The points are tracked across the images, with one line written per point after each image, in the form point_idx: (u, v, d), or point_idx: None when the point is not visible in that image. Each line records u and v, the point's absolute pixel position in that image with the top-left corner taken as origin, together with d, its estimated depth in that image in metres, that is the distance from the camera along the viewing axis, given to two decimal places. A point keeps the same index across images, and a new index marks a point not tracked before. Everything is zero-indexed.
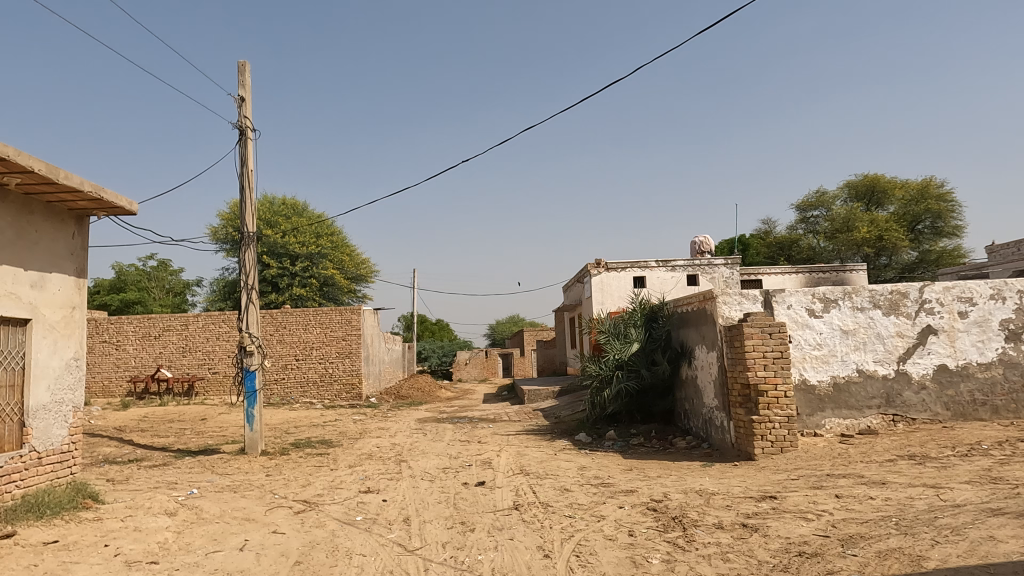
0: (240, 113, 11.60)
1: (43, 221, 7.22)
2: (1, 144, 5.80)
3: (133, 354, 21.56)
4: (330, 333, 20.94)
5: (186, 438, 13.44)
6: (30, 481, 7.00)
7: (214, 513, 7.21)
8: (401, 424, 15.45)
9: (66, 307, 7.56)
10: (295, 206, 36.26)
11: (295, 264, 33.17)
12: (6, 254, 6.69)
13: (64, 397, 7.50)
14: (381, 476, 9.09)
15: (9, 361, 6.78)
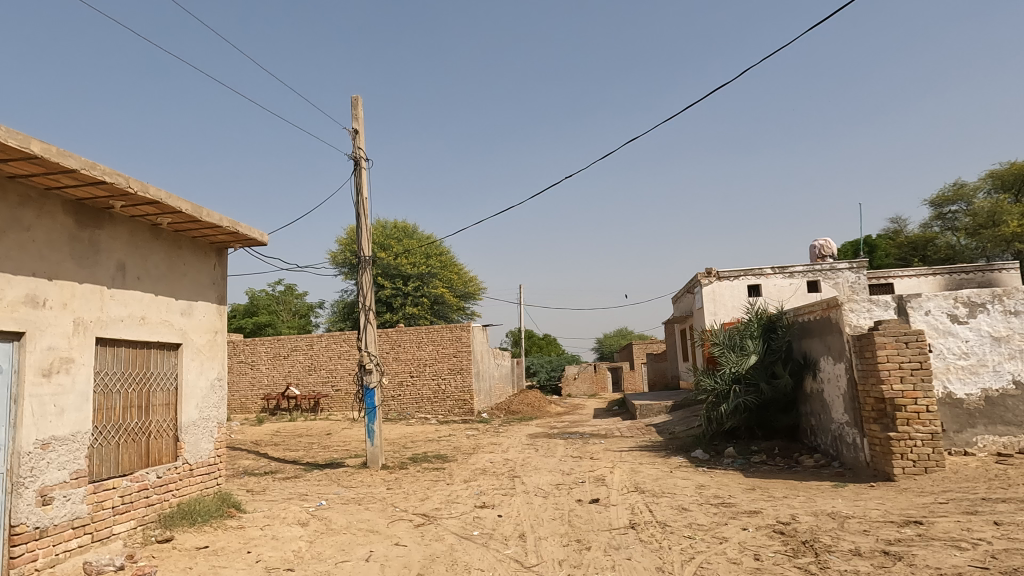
0: (354, 145, 12.35)
1: (190, 254, 8.01)
2: (156, 188, 6.53)
3: (266, 373, 23.32)
4: (442, 349, 21.58)
5: (314, 451, 14.33)
6: (184, 490, 7.72)
7: (341, 524, 7.61)
8: (514, 439, 15.60)
9: (210, 331, 8.33)
10: (406, 229, 37.95)
11: (407, 285, 34.67)
12: (161, 285, 7.48)
13: (210, 414, 8.24)
14: (496, 492, 9.21)
15: (165, 382, 7.56)
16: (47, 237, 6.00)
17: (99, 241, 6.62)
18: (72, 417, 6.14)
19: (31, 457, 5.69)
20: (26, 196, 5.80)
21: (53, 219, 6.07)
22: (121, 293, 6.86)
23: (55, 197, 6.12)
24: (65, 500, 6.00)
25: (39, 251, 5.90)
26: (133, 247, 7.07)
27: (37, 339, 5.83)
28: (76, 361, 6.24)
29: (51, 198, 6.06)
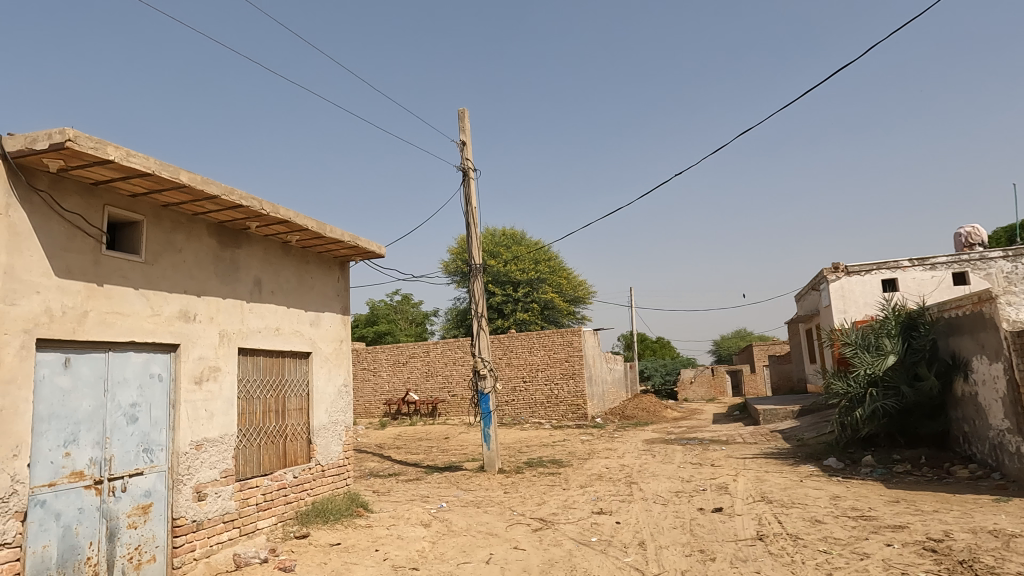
0: (462, 156, 12.71)
1: (316, 268, 8.58)
2: (285, 209, 7.04)
3: (387, 379, 24.46)
4: (554, 355, 21.63)
5: (434, 455, 14.82)
6: (318, 489, 8.23)
7: (462, 526, 7.80)
8: (629, 445, 15.32)
9: (336, 340, 8.86)
10: (515, 236, 38.50)
11: (517, 291, 35.14)
12: (292, 298, 8.06)
13: (338, 418, 8.75)
14: (613, 498, 9.07)
15: (298, 388, 8.13)
16: (196, 257, 6.65)
17: (239, 259, 7.24)
18: (220, 421, 6.74)
19: (187, 456, 6.31)
20: (177, 221, 6.47)
21: (200, 241, 6.72)
22: (258, 306, 7.46)
23: (201, 221, 6.76)
24: (217, 496, 6.59)
25: (189, 270, 6.55)
26: (267, 263, 7.66)
27: (190, 350, 6.46)
28: (223, 370, 6.85)
29: (198, 222, 6.71)
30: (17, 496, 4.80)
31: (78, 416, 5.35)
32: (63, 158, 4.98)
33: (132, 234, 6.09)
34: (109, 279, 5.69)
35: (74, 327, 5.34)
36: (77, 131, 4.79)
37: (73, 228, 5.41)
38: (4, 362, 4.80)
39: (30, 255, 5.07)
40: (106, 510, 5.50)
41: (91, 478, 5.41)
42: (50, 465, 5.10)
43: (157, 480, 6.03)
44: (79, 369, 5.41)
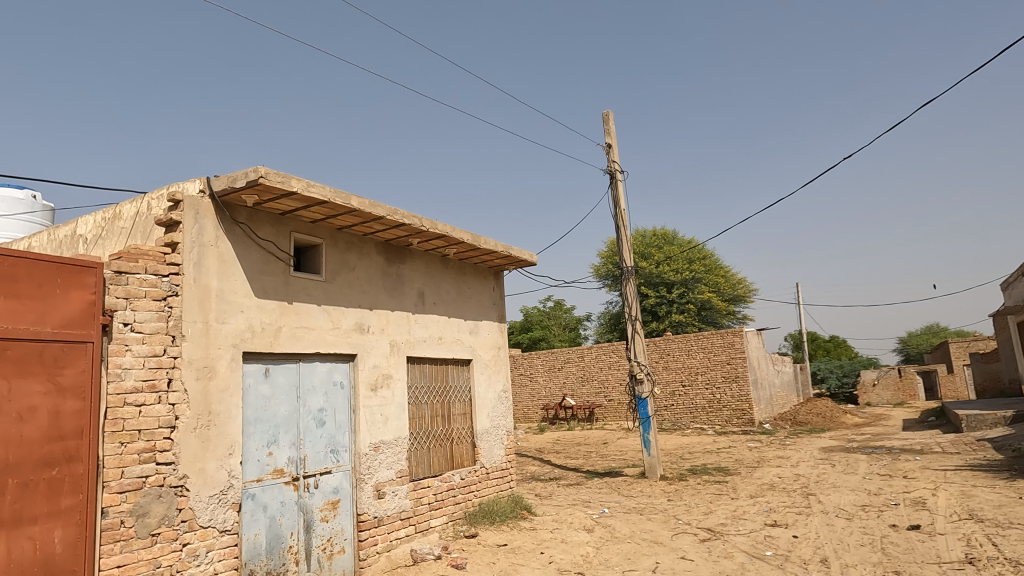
0: (609, 159, 12.63)
1: (473, 279, 8.97)
2: (442, 224, 7.44)
3: (544, 384, 24.89)
4: (714, 357, 20.69)
5: (593, 460, 14.80)
6: (484, 491, 8.57)
7: (625, 532, 7.71)
8: (804, 453, 14.20)
9: (494, 347, 9.19)
10: (666, 235, 37.46)
11: (672, 292, 34.13)
12: (452, 308, 8.49)
13: (499, 423, 9.06)
14: (789, 510, 8.45)
15: (461, 394, 8.53)
16: (367, 274, 7.25)
17: (404, 273, 7.78)
18: (394, 424, 7.26)
19: (368, 457, 6.87)
20: (351, 242, 7.10)
21: (370, 259, 7.31)
22: (422, 317, 7.95)
23: (371, 241, 7.36)
24: (394, 494, 7.11)
25: (362, 286, 7.16)
26: (429, 276, 8.15)
27: (366, 359, 7.04)
28: (394, 377, 7.38)
29: (368, 242, 7.31)
30: (233, 489, 5.53)
31: (277, 420, 6.05)
32: (257, 193, 5.68)
33: (313, 256, 6.78)
34: (297, 297, 6.38)
35: (271, 341, 6.05)
36: (267, 168, 5.43)
37: (267, 254, 6.14)
38: (219, 372, 5.55)
39: (236, 279, 5.83)
40: (303, 504, 6.15)
41: (290, 475, 6.08)
42: (257, 462, 5.80)
43: (343, 478, 6.62)
44: (276, 378, 6.12)
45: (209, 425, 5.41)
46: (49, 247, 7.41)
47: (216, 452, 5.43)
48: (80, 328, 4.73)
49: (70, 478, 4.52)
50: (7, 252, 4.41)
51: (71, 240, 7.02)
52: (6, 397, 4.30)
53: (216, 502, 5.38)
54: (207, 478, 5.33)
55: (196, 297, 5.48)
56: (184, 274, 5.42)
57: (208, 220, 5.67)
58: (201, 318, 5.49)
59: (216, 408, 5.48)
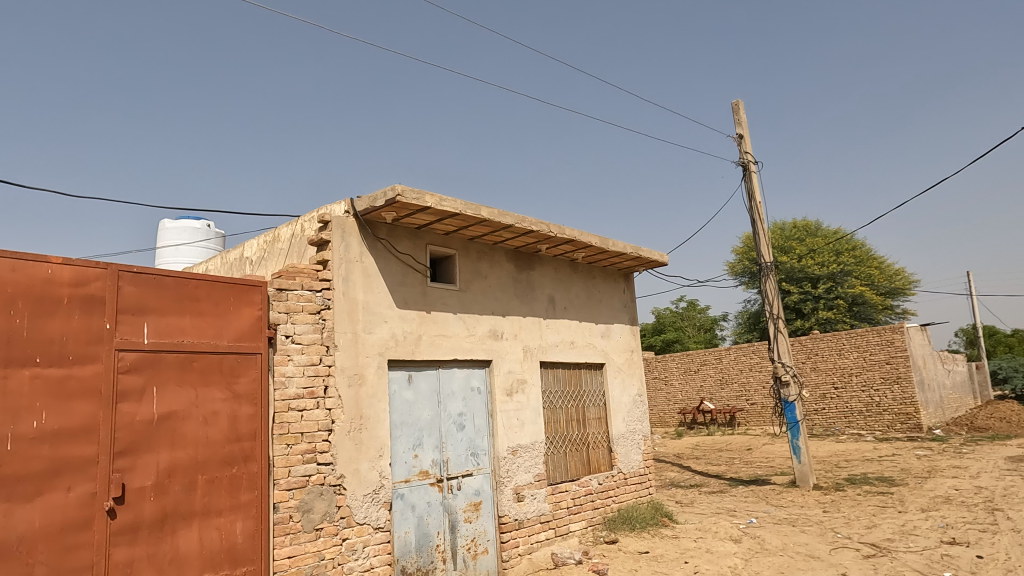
0: (741, 150, 12.03)
1: (603, 282, 8.91)
2: (570, 228, 7.46)
3: (680, 388, 24.14)
4: (870, 356, 18.96)
5: (737, 467, 14.10)
6: (622, 497, 8.45)
7: (777, 545, 7.26)
8: (986, 463, 12.59)
9: (627, 350, 9.06)
10: (808, 227, 34.97)
11: (817, 287, 31.76)
12: (583, 312, 8.49)
13: (635, 427, 8.90)
14: (970, 526, 7.53)
15: (595, 398, 8.49)
16: (499, 281, 7.44)
17: (534, 279, 7.90)
18: (530, 429, 7.37)
19: (506, 460, 7.03)
20: (482, 251, 7.33)
21: (501, 266, 7.50)
22: (554, 322, 8.02)
23: (501, 249, 7.55)
24: (533, 498, 7.21)
25: (495, 293, 7.36)
26: (558, 281, 8.21)
27: (501, 364, 7.21)
28: (529, 382, 7.49)
29: (498, 250, 7.51)
30: (384, 489, 5.88)
31: (421, 423, 6.36)
32: (396, 209, 6.03)
33: (448, 267, 7.08)
34: (435, 306, 6.69)
35: (413, 349, 6.38)
36: (404, 186, 5.75)
37: (406, 266, 6.50)
38: (368, 379, 5.95)
39: (379, 292, 6.22)
40: (448, 504, 6.41)
41: (434, 477, 6.36)
42: (404, 464, 6.14)
43: (484, 480, 6.82)
44: (418, 384, 6.44)
45: (361, 428, 5.81)
46: (222, 269, 8.34)
47: (368, 453, 5.81)
48: (251, 340, 5.29)
49: (247, 476, 5.08)
50: (191, 276, 5.01)
51: (240, 262, 7.86)
52: (196, 403, 4.89)
53: (370, 501, 5.75)
54: (361, 478, 5.72)
55: (346, 310, 5.91)
56: (334, 289, 5.87)
57: (353, 238, 6.10)
58: (350, 329, 5.91)
59: (366, 413, 5.87)
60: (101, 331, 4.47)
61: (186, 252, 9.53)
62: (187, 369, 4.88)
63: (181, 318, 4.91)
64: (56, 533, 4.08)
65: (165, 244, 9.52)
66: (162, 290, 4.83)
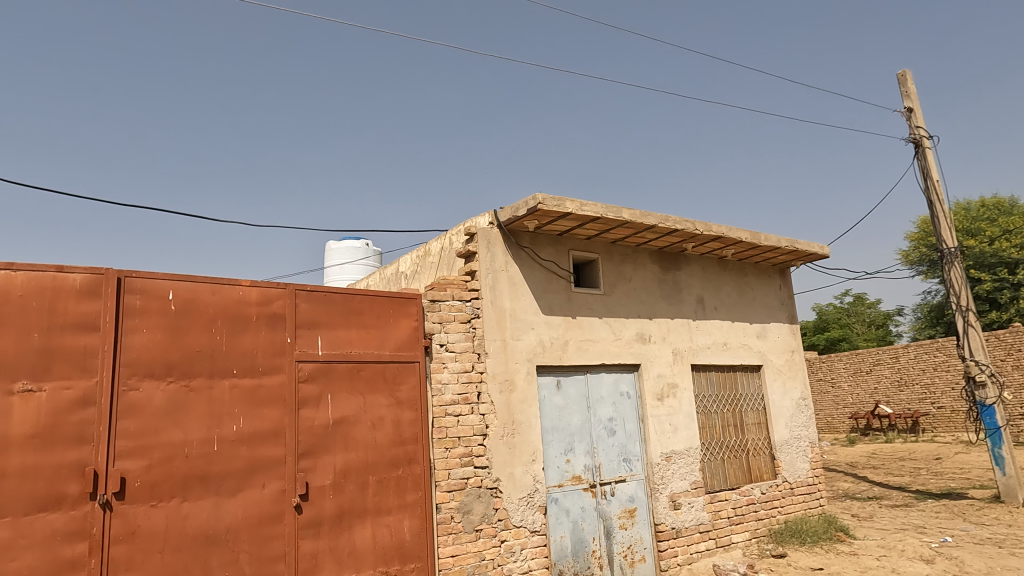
0: (912, 125, 10.82)
1: (756, 279, 8.42)
2: (717, 225, 7.13)
3: (850, 390, 22.14)
4: None
5: (924, 478, 12.62)
6: (789, 508, 7.90)
7: (980, 568, 6.38)
8: None
9: (787, 351, 8.48)
10: (1001, 205, 30.61)
11: (1017, 273, 27.66)
12: (736, 312, 8.07)
13: (801, 433, 8.29)
14: None
15: (754, 403, 8.02)
16: (644, 283, 7.30)
17: (681, 280, 7.65)
18: (684, 434, 7.13)
19: (660, 467, 6.84)
20: (625, 254, 7.23)
21: (646, 268, 7.35)
22: (705, 323, 7.70)
23: (644, 250, 7.41)
24: (691, 506, 6.95)
25: (640, 296, 7.22)
26: (707, 280, 7.88)
27: (650, 368, 7.06)
28: (680, 386, 7.26)
29: (642, 252, 7.37)
30: (539, 493, 5.97)
31: (572, 428, 6.38)
32: (537, 218, 6.12)
33: (592, 271, 7.07)
34: (580, 311, 6.71)
35: (560, 354, 6.44)
36: (544, 194, 5.84)
37: (550, 273, 6.58)
38: (518, 385, 6.08)
39: (525, 299, 6.35)
40: (602, 510, 6.37)
41: (587, 482, 6.35)
42: (557, 469, 6.20)
43: (638, 487, 6.70)
44: (568, 389, 6.48)
45: (514, 433, 5.95)
46: (381, 283, 8.97)
47: (521, 458, 5.94)
48: (409, 350, 5.64)
49: (411, 477, 5.41)
50: (355, 292, 5.43)
51: (396, 277, 8.41)
52: (364, 409, 5.29)
53: (525, 504, 5.87)
54: (516, 482, 5.86)
55: (494, 318, 6.10)
56: (483, 298, 6.09)
57: (498, 248, 6.29)
58: (499, 336, 6.09)
59: (518, 418, 6.01)
60: (283, 344, 4.99)
61: (350, 270, 10.39)
62: (356, 377, 5.30)
63: (348, 331, 5.35)
64: (255, 525, 4.61)
65: (332, 264, 10.44)
66: (331, 306, 5.30)
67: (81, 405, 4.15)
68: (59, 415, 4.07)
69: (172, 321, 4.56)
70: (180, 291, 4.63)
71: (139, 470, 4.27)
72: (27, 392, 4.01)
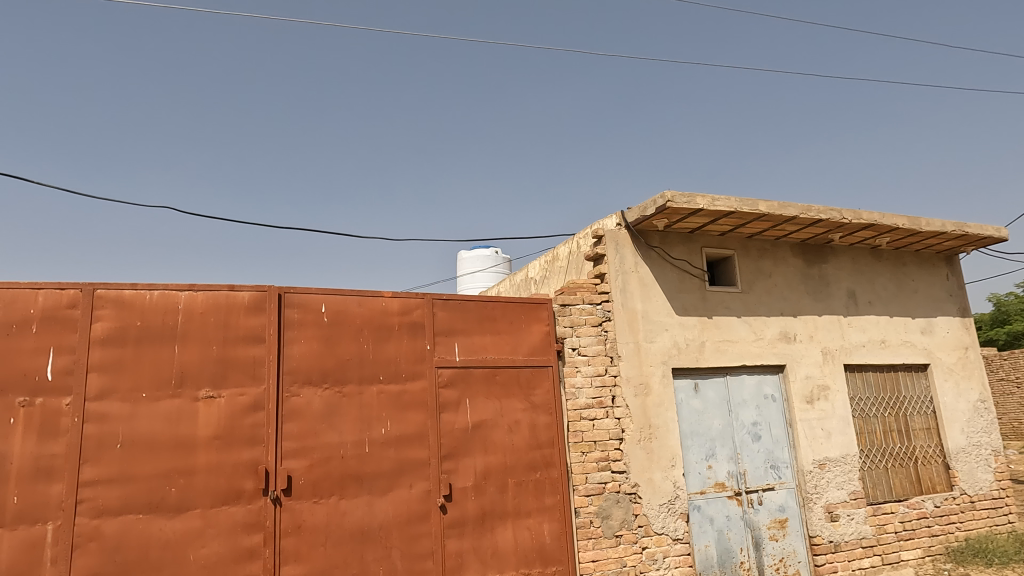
0: None
1: (918, 269, 7.62)
2: (868, 211, 6.54)
3: None
4: None
5: None
6: (970, 524, 7.04)
7: None
8: None
9: (959, 347, 7.58)
10: None
11: None
12: (895, 306, 7.35)
13: (981, 440, 7.37)
14: None
15: (921, 406, 7.25)
16: (786, 279, 6.86)
17: (828, 273, 7.10)
18: (839, 440, 6.60)
19: (814, 475, 6.36)
20: (763, 249, 6.84)
21: (787, 263, 6.91)
22: (858, 319, 7.09)
23: (784, 244, 6.97)
24: (850, 518, 6.41)
25: (782, 293, 6.79)
26: (858, 273, 7.26)
27: (797, 370, 6.60)
28: (832, 388, 6.72)
29: (782, 246, 6.94)
30: (680, 499, 5.78)
31: (712, 433, 6.12)
32: (667, 216, 5.96)
33: (728, 268, 6.76)
34: (716, 311, 6.43)
35: (697, 356, 6.20)
36: (673, 192, 5.67)
37: (682, 272, 6.38)
38: (653, 388, 5.94)
39: (658, 300, 6.20)
40: (749, 520, 6.03)
41: (732, 490, 6.05)
42: (698, 475, 5.97)
43: (788, 496, 6.28)
44: (706, 392, 6.22)
45: (651, 437, 5.81)
46: (511, 290, 9.16)
47: (660, 463, 5.78)
48: (542, 354, 5.70)
49: (549, 481, 5.46)
50: (488, 299, 5.59)
51: (525, 283, 8.55)
52: (501, 413, 5.41)
53: (666, 511, 5.71)
54: (656, 487, 5.71)
55: (626, 320, 6.01)
56: (613, 301, 6.02)
57: (627, 249, 6.20)
58: (632, 339, 5.98)
59: (655, 422, 5.86)
60: (423, 351, 5.24)
61: (481, 278, 10.71)
62: (491, 382, 5.44)
63: (483, 337, 5.51)
64: (404, 523, 4.87)
65: (464, 273, 10.82)
66: (466, 313, 5.49)
67: (253, 409, 4.62)
68: (235, 418, 4.55)
69: (325, 331, 4.94)
70: (331, 303, 5.01)
71: (302, 469, 4.67)
72: (209, 398, 4.53)
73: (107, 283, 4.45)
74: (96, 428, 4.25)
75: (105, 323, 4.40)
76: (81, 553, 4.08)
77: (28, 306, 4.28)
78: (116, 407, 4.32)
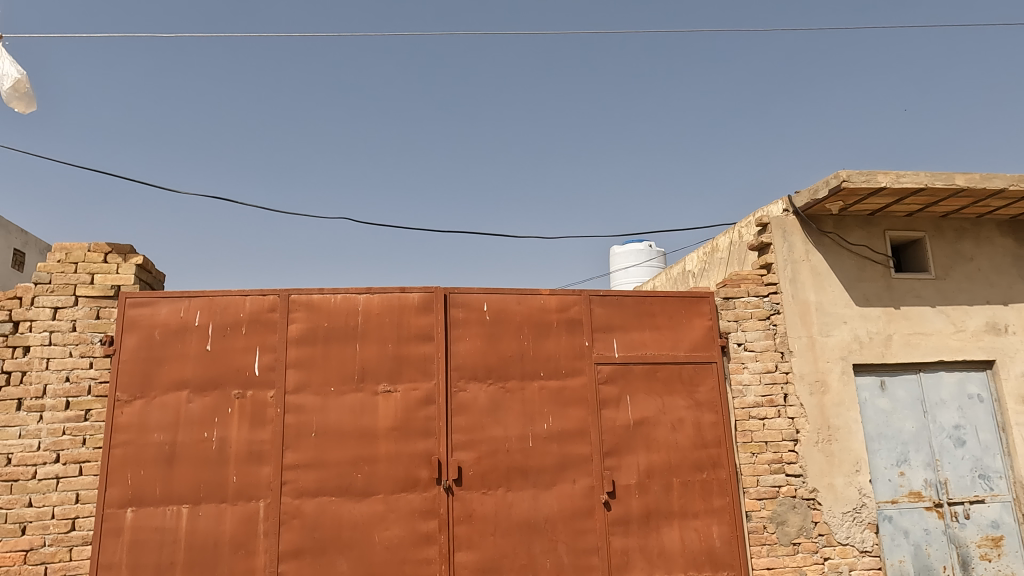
0: None
1: None
2: None
3: None
4: None
5: None
6: None
7: None
8: None
9: None
10: None
11: None
12: None
13: None
14: None
15: None
16: (992, 262, 5.98)
17: None
18: None
19: None
20: (961, 229, 6.03)
21: (993, 244, 6.03)
22: None
23: (989, 222, 6.09)
24: None
25: (988, 278, 5.94)
26: None
27: (1010, 366, 5.73)
28: None
29: (985, 224, 6.07)
30: (867, 509, 5.27)
31: (904, 436, 5.49)
32: (842, 198, 5.45)
33: (918, 253, 6.05)
34: (905, 301, 5.78)
35: (883, 351, 5.61)
36: (849, 170, 5.18)
37: (861, 258, 5.81)
38: (832, 386, 5.46)
39: (834, 291, 5.70)
40: (954, 535, 5.34)
41: (931, 501, 5.38)
42: (888, 482, 5.40)
43: (1003, 511, 5.47)
44: (895, 391, 5.60)
45: (831, 439, 5.35)
46: (667, 284, 8.93)
47: (842, 467, 5.31)
48: (705, 350, 5.47)
49: (717, 481, 5.23)
50: (646, 294, 5.48)
51: (682, 276, 8.28)
52: (664, 410, 5.28)
53: (851, 520, 5.23)
54: (838, 494, 5.26)
55: (798, 313, 5.59)
56: (783, 292, 5.63)
57: (797, 236, 5.77)
58: (806, 333, 5.55)
59: (834, 423, 5.39)
60: (582, 347, 5.27)
61: (636, 272, 10.52)
62: (653, 379, 5.33)
63: (642, 333, 5.41)
64: (569, 517, 4.93)
65: (618, 268, 10.70)
66: (624, 309, 5.43)
67: (425, 403, 4.92)
68: (410, 411, 4.88)
69: (488, 329, 5.14)
70: (492, 302, 5.20)
71: (471, 461, 4.89)
72: (387, 392, 4.90)
73: (299, 288, 4.98)
74: (295, 418, 4.78)
75: (299, 324, 4.93)
76: (287, 529, 4.61)
77: (238, 310, 4.91)
78: (310, 399, 4.82)
